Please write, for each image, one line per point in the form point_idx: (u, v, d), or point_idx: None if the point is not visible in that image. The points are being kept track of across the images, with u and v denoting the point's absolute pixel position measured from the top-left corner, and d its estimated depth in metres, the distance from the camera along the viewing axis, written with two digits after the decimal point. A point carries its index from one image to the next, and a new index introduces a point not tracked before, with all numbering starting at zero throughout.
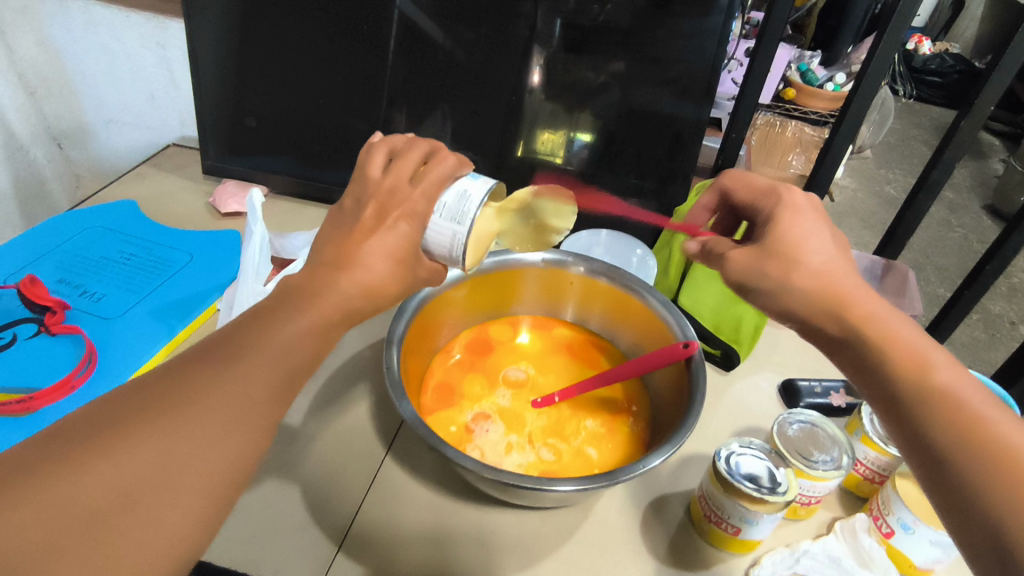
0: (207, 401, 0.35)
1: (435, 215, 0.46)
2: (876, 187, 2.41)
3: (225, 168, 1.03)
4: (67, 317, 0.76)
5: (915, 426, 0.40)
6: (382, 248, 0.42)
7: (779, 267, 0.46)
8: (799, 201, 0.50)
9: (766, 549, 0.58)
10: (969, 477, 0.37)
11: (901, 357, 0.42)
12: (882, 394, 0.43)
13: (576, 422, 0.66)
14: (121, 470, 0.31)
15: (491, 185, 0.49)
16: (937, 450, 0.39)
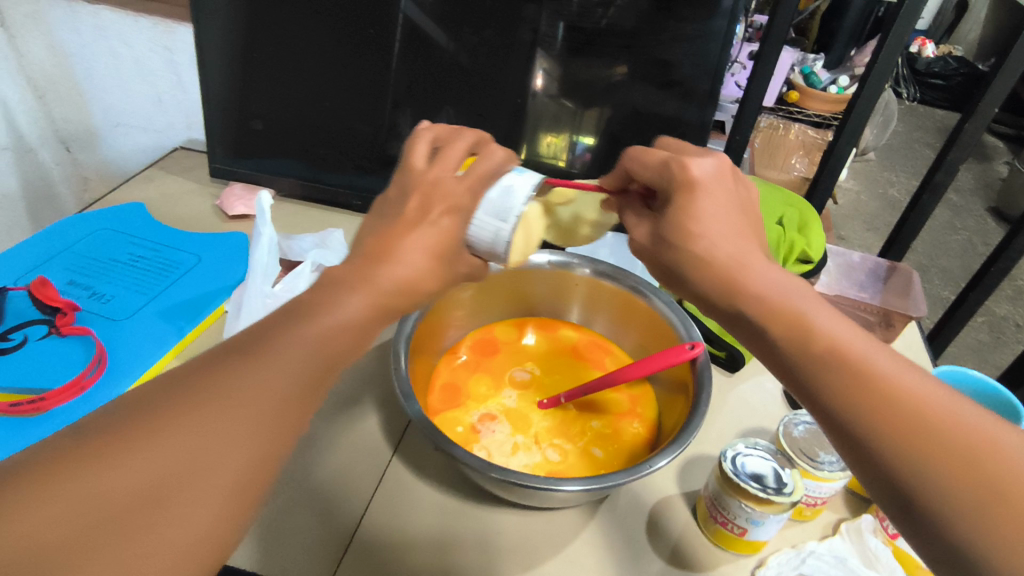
0: (218, 398, 0.34)
1: (480, 210, 0.49)
2: (880, 190, 2.41)
3: (232, 171, 1.03)
4: (77, 319, 0.76)
5: (814, 396, 0.39)
6: (421, 244, 0.44)
7: (674, 256, 0.46)
8: (689, 169, 0.47)
9: (772, 550, 0.58)
10: (868, 439, 0.36)
11: (786, 327, 0.40)
12: (781, 367, 0.41)
13: (581, 423, 0.66)
14: (137, 469, 0.31)
15: (536, 180, 0.52)
16: (833, 416, 0.38)
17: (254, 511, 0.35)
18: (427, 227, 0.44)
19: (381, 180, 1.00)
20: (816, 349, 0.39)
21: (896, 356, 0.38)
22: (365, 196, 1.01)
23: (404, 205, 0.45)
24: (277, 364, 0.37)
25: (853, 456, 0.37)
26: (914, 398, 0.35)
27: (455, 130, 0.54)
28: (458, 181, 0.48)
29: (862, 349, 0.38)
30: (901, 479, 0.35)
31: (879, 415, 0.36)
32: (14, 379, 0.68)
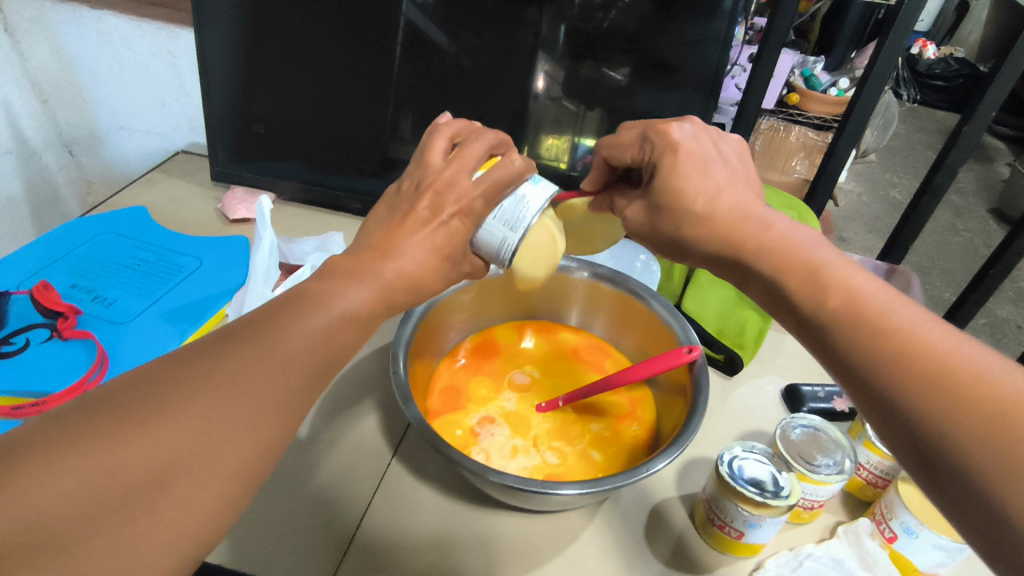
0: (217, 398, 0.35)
1: (490, 217, 0.50)
2: (881, 191, 2.41)
3: (233, 174, 1.04)
4: (79, 322, 0.77)
5: (822, 339, 0.40)
6: (427, 242, 0.45)
7: (673, 220, 0.49)
8: (672, 134, 0.50)
9: (769, 553, 0.58)
10: (870, 374, 0.37)
11: (799, 277, 0.41)
12: (793, 318, 0.42)
13: (580, 426, 0.67)
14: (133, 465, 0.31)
15: (549, 192, 0.52)
16: (843, 358, 0.39)
17: None
18: (438, 227, 0.46)
19: (382, 183, 1.00)
20: (829, 300, 0.40)
21: (907, 301, 0.38)
22: (366, 199, 1.01)
23: (416, 202, 0.46)
24: (275, 366, 0.37)
25: (861, 394, 0.38)
26: (913, 336, 0.36)
27: (476, 127, 0.54)
28: (473, 183, 0.48)
29: (869, 292, 0.39)
30: (904, 409, 0.35)
31: (884, 349, 0.37)
32: (16, 382, 0.68)
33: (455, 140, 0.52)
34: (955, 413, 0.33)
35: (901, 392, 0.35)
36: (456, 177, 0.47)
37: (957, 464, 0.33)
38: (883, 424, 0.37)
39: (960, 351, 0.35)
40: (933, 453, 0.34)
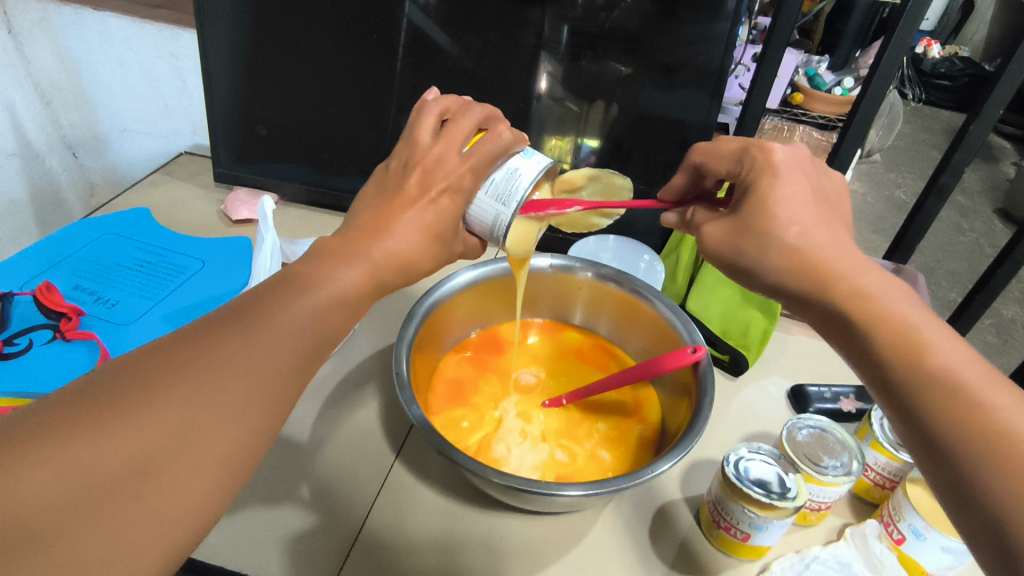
0: (215, 397, 0.35)
1: (481, 192, 0.49)
2: (885, 191, 2.40)
3: (237, 176, 1.04)
4: (81, 323, 0.77)
5: (905, 401, 0.40)
6: (416, 221, 0.46)
7: (754, 241, 0.49)
8: (775, 155, 0.50)
9: (776, 555, 0.58)
10: (949, 445, 0.37)
11: (891, 333, 0.42)
12: (875, 373, 0.43)
13: (584, 427, 0.66)
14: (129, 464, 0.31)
15: (543, 164, 0.51)
16: (917, 419, 0.39)
17: None
18: (427, 204, 0.46)
19: None
20: (922, 365, 0.40)
21: (1001, 381, 0.38)
22: None
23: (405, 180, 0.47)
24: None
25: (934, 461, 0.39)
26: (1001, 418, 0.36)
27: (467, 102, 0.53)
28: (461, 159, 0.48)
29: (958, 366, 0.39)
30: (980, 489, 0.35)
31: (964, 424, 0.37)
32: (18, 383, 0.68)
33: (446, 116, 0.51)
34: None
35: (980, 470, 0.36)
36: (444, 155, 0.48)
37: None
38: (943, 487, 0.38)
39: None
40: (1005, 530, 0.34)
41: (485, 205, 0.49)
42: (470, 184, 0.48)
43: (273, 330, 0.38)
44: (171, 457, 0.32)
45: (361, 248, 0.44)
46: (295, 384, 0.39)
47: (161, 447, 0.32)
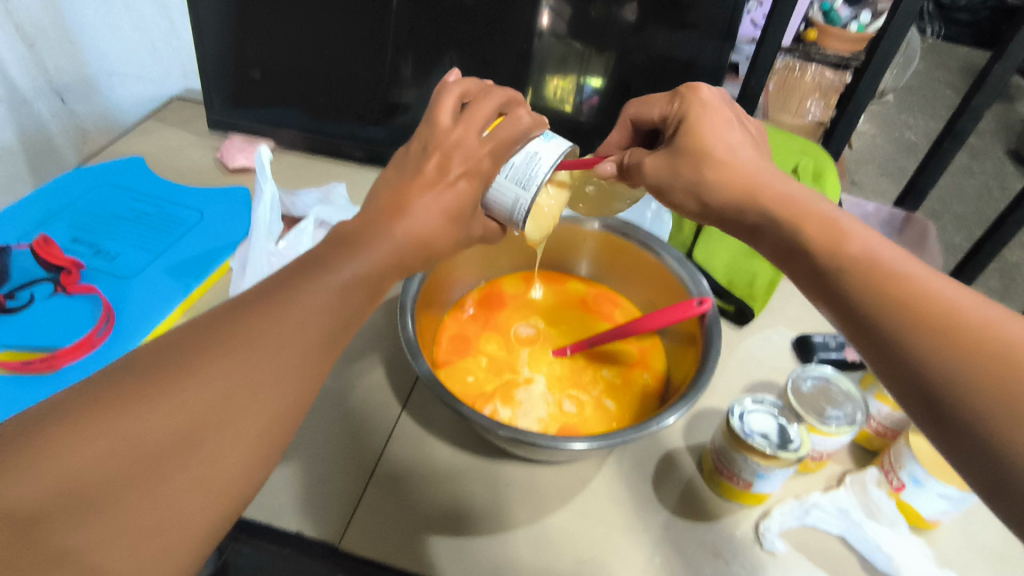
0: (236, 374, 0.34)
1: (502, 175, 0.51)
2: (895, 133, 2.34)
3: (233, 123, 1.01)
4: (83, 277, 0.76)
5: (826, 283, 0.42)
6: (437, 203, 0.46)
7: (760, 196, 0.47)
8: (704, 96, 0.54)
9: (776, 501, 0.59)
10: (870, 311, 0.39)
11: (818, 230, 0.44)
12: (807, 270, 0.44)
13: (590, 376, 0.67)
14: (155, 448, 0.31)
15: (562, 147, 0.53)
16: (847, 301, 0.41)
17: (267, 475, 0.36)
18: (445, 187, 0.46)
19: (384, 131, 0.97)
20: (843, 251, 0.42)
21: (906, 254, 0.41)
22: (367, 146, 0.99)
23: (424, 163, 0.47)
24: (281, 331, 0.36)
25: (859, 330, 0.40)
26: (910, 279, 0.39)
27: (488, 85, 0.54)
28: (481, 142, 0.49)
29: (871, 244, 0.41)
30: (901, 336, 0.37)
31: (886, 285, 0.39)
32: (24, 338, 0.68)
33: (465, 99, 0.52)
34: (944, 341, 0.35)
35: (900, 320, 0.37)
36: (465, 137, 0.48)
37: (940, 382, 0.35)
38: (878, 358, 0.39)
39: (956, 294, 0.37)
40: (923, 374, 0.36)
41: (504, 193, 0.51)
42: (489, 167, 0.49)
43: (290, 300, 0.38)
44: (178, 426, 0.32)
45: (389, 223, 0.44)
46: (326, 359, 0.38)
47: (179, 425, 0.32)
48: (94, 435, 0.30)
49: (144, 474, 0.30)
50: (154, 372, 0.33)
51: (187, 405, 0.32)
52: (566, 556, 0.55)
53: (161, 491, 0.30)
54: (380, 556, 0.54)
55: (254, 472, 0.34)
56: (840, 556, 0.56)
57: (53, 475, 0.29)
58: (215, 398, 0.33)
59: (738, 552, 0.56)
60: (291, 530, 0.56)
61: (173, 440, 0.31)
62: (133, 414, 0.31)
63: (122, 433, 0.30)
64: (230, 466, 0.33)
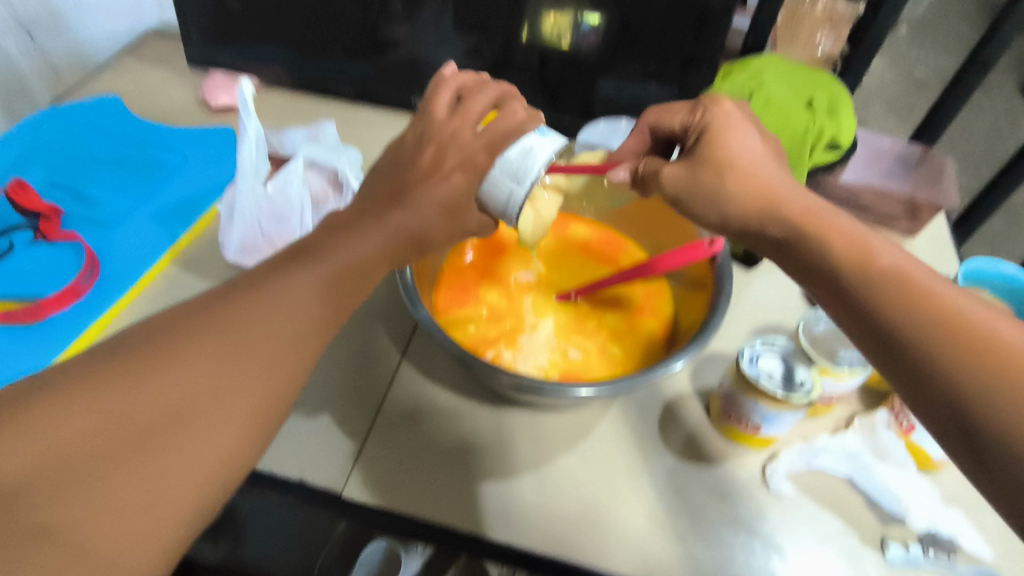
0: (223, 356, 0.34)
1: (495, 169, 0.47)
2: (906, 68, 2.25)
3: (214, 59, 0.95)
4: (64, 224, 0.73)
5: (850, 301, 0.39)
6: (431, 198, 0.44)
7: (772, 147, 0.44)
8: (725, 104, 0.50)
9: (784, 445, 0.59)
10: (904, 335, 0.36)
11: (844, 243, 0.40)
12: (828, 287, 0.41)
13: (595, 319, 0.65)
14: (141, 429, 0.31)
15: (559, 144, 0.48)
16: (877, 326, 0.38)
17: (261, 443, 0.35)
18: (438, 180, 0.44)
19: (373, 67, 0.91)
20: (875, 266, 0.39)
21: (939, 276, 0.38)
22: (357, 83, 0.94)
23: (418, 154, 0.46)
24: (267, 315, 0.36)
25: (883, 359, 0.38)
26: (949, 304, 0.36)
27: (484, 79, 0.51)
28: (475, 135, 0.47)
29: (904, 263, 0.39)
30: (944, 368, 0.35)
31: (925, 310, 0.36)
32: (8, 288, 0.66)
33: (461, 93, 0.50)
34: (992, 380, 0.33)
35: (942, 351, 0.35)
36: (459, 130, 0.46)
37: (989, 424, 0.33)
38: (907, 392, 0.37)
39: (998, 324, 0.35)
40: (968, 413, 0.33)
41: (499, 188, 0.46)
42: (484, 162, 0.46)
43: (281, 291, 0.37)
44: (156, 413, 0.31)
45: (382, 215, 0.43)
46: (314, 341, 0.38)
47: (159, 407, 0.31)
48: (80, 417, 0.30)
49: (133, 454, 0.30)
50: (141, 351, 0.33)
51: (174, 387, 0.32)
52: (574, 500, 0.55)
53: (152, 470, 0.30)
54: (387, 502, 0.54)
55: (245, 444, 0.34)
56: (848, 499, 0.55)
57: (39, 458, 0.29)
58: (202, 381, 0.33)
59: (745, 494, 0.55)
60: (293, 479, 0.55)
61: (160, 421, 0.31)
62: (120, 394, 0.31)
63: (108, 413, 0.30)
64: (222, 443, 0.33)
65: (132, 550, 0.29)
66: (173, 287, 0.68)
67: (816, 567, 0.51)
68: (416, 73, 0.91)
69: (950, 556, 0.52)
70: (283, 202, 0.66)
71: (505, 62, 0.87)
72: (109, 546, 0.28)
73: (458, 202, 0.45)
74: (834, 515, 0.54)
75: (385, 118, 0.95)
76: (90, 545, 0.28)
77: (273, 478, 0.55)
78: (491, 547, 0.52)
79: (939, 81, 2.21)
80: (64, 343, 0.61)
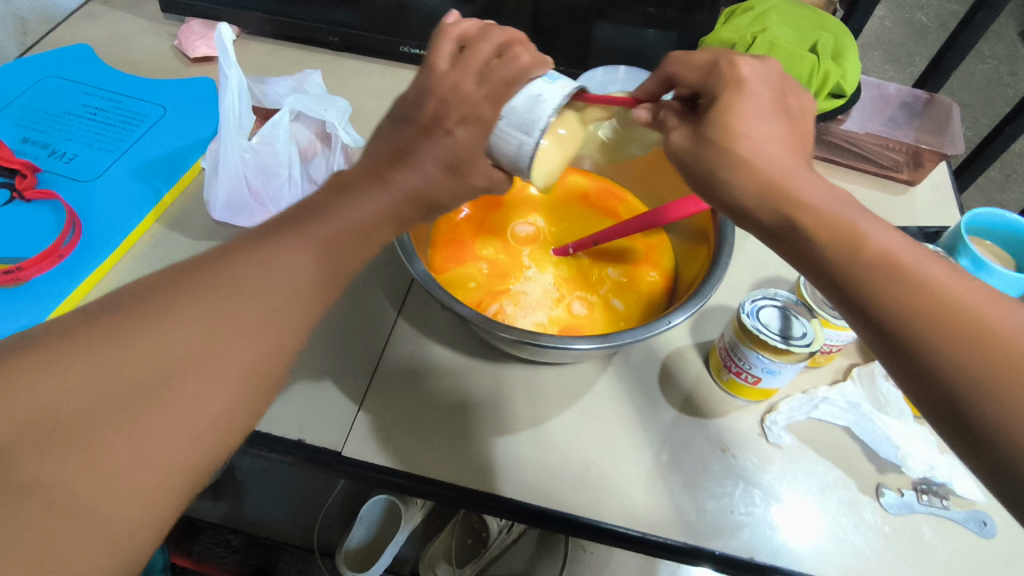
0: (211, 311, 0.33)
1: (503, 120, 0.42)
2: (908, 14, 2.19)
3: (188, 5, 0.89)
4: (40, 182, 0.70)
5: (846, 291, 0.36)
6: (432, 153, 0.42)
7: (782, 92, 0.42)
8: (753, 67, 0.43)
9: (783, 395, 0.59)
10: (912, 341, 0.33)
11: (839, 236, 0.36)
12: (822, 278, 0.37)
13: (597, 273, 0.64)
14: (132, 381, 0.30)
15: (569, 92, 0.43)
16: (881, 326, 0.34)
17: (254, 406, 0.34)
18: (440, 136, 0.42)
19: (358, 12, 0.87)
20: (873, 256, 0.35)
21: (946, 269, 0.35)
22: (342, 30, 0.89)
23: (421, 109, 0.44)
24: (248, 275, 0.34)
25: (888, 353, 0.35)
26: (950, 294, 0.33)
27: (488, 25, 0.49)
28: (478, 86, 0.43)
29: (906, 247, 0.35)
30: (948, 378, 0.32)
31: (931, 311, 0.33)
32: None
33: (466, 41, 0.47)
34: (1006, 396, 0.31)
35: (952, 358, 0.32)
36: (461, 81, 0.44)
37: (996, 426, 0.31)
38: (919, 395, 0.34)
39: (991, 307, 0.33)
40: (971, 413, 0.32)
41: (506, 138, 0.42)
42: (480, 113, 0.43)
43: (274, 252, 0.37)
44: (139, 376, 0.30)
45: (384, 174, 0.42)
46: (305, 301, 0.37)
47: (143, 371, 0.30)
48: (59, 370, 0.28)
49: (117, 406, 0.29)
50: (127, 308, 0.32)
51: (165, 342, 0.31)
52: (575, 455, 0.55)
53: (139, 430, 0.29)
54: (386, 461, 0.54)
55: (238, 406, 0.33)
56: (846, 447, 0.56)
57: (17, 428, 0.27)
58: (193, 336, 0.32)
59: (744, 447, 0.56)
60: (293, 438, 0.55)
61: (149, 373, 0.30)
62: (102, 346, 0.30)
63: (90, 363, 0.29)
64: (216, 396, 0.32)
65: (130, 502, 0.28)
66: (159, 249, 0.67)
67: (813, 514, 0.52)
68: (402, 18, 0.86)
69: (943, 501, 0.53)
70: (270, 155, 0.62)
71: (497, 5, 0.82)
72: (107, 499, 0.27)
73: (461, 157, 0.42)
74: (832, 465, 0.55)
75: (372, 68, 0.91)
76: (85, 496, 0.27)
77: (271, 440, 0.55)
78: (492, 504, 0.52)
79: (941, 27, 2.15)
80: (48, 307, 0.59)
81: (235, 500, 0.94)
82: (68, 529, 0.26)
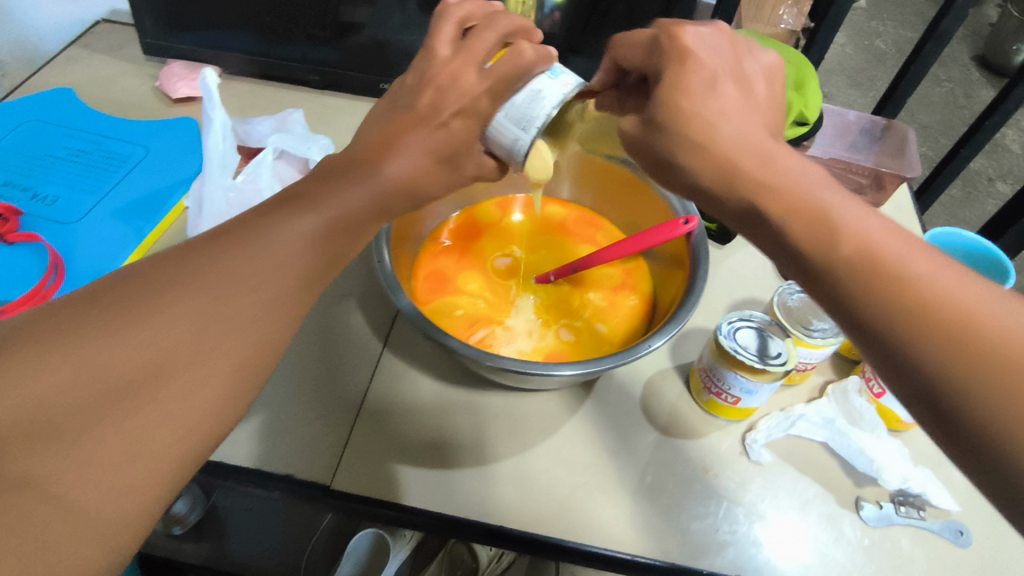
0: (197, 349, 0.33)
1: (502, 113, 0.45)
2: (866, 42, 2.29)
3: (168, 47, 0.91)
4: (22, 225, 0.70)
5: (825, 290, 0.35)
6: (421, 147, 0.43)
7: None
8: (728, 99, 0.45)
9: (762, 414, 0.61)
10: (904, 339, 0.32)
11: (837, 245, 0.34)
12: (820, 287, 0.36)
13: (578, 298, 0.66)
14: (130, 403, 0.30)
15: (571, 87, 0.45)
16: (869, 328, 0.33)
17: None
18: (429, 128, 0.44)
19: (338, 52, 0.89)
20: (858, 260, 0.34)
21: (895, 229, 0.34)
22: (323, 69, 0.91)
23: (413, 103, 0.45)
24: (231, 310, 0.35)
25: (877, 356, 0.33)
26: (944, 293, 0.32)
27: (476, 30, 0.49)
28: (471, 81, 0.45)
29: (856, 212, 0.35)
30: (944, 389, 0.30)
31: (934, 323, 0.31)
32: None
33: (460, 27, 0.49)
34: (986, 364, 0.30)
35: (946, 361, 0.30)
36: (455, 74, 0.45)
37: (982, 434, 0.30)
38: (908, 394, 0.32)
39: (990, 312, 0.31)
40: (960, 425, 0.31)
41: (506, 127, 0.45)
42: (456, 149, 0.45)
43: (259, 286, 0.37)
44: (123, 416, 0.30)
45: (378, 171, 0.43)
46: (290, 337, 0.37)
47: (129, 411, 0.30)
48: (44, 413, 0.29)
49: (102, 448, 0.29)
50: (120, 303, 0.33)
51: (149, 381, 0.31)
52: (559, 482, 0.55)
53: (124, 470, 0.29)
54: (371, 492, 0.54)
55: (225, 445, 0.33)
56: (824, 463, 0.58)
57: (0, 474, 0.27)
58: (179, 342, 0.33)
59: (726, 466, 0.57)
60: (279, 473, 0.55)
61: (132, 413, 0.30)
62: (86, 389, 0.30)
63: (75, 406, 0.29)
64: (197, 413, 0.32)
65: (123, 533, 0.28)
66: None
67: (795, 532, 0.53)
68: (382, 57, 0.89)
69: (920, 512, 0.54)
70: (255, 193, 0.64)
71: None
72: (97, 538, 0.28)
73: (454, 149, 0.45)
74: (812, 481, 0.56)
75: (353, 105, 0.93)
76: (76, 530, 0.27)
77: (257, 475, 0.55)
78: (476, 531, 0.52)
79: (898, 54, 2.26)
80: None
81: (218, 540, 0.91)
82: (54, 532, 0.27)
